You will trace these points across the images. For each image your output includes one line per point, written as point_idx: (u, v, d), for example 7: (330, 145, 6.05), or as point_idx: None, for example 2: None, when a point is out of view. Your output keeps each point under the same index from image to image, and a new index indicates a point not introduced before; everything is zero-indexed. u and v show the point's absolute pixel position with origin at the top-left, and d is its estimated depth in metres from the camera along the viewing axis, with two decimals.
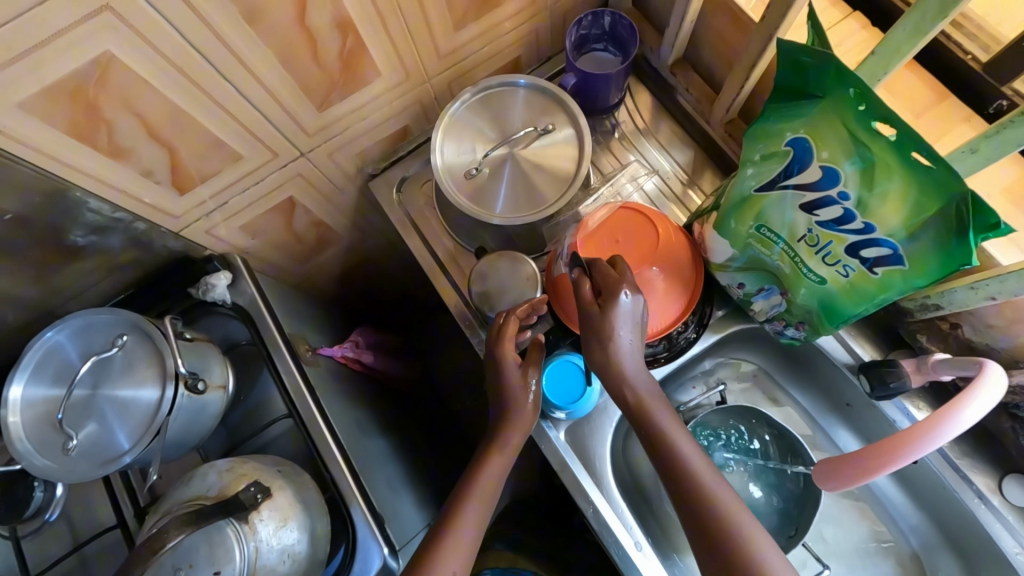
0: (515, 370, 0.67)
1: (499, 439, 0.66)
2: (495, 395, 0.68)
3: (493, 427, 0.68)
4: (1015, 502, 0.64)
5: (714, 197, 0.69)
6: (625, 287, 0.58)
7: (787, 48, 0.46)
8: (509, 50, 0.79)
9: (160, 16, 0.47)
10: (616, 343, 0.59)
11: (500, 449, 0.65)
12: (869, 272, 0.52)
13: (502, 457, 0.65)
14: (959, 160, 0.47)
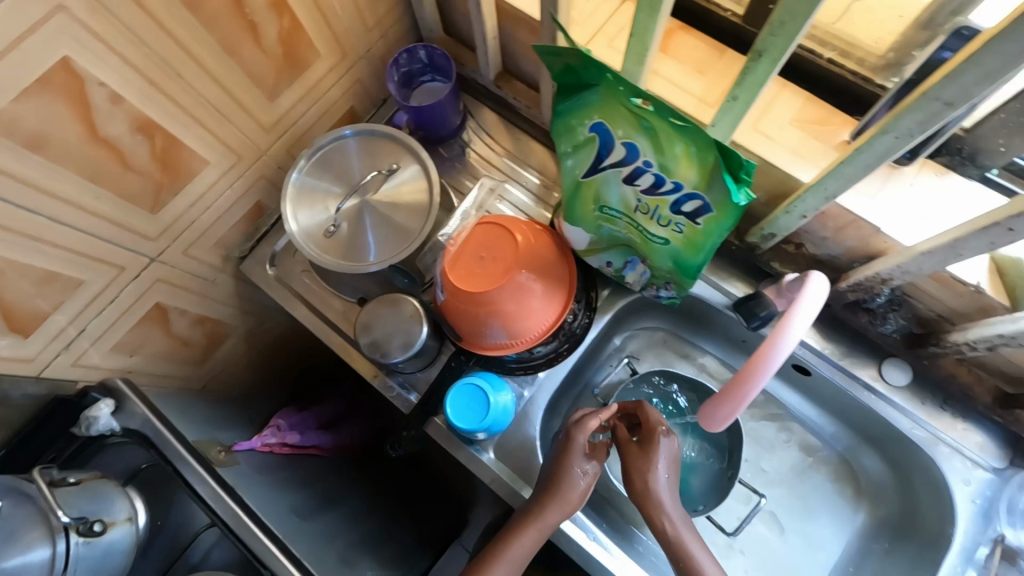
0: (583, 460, 0.68)
1: (537, 514, 0.65)
2: (549, 472, 0.68)
3: (532, 499, 0.67)
4: (896, 383, 0.70)
5: None
6: (663, 432, 0.67)
7: (551, 50, 0.49)
8: (340, 104, 0.80)
9: None
10: (653, 478, 0.66)
11: (538, 524, 0.65)
12: (695, 224, 0.56)
13: (537, 531, 0.65)
14: (729, 108, 0.51)
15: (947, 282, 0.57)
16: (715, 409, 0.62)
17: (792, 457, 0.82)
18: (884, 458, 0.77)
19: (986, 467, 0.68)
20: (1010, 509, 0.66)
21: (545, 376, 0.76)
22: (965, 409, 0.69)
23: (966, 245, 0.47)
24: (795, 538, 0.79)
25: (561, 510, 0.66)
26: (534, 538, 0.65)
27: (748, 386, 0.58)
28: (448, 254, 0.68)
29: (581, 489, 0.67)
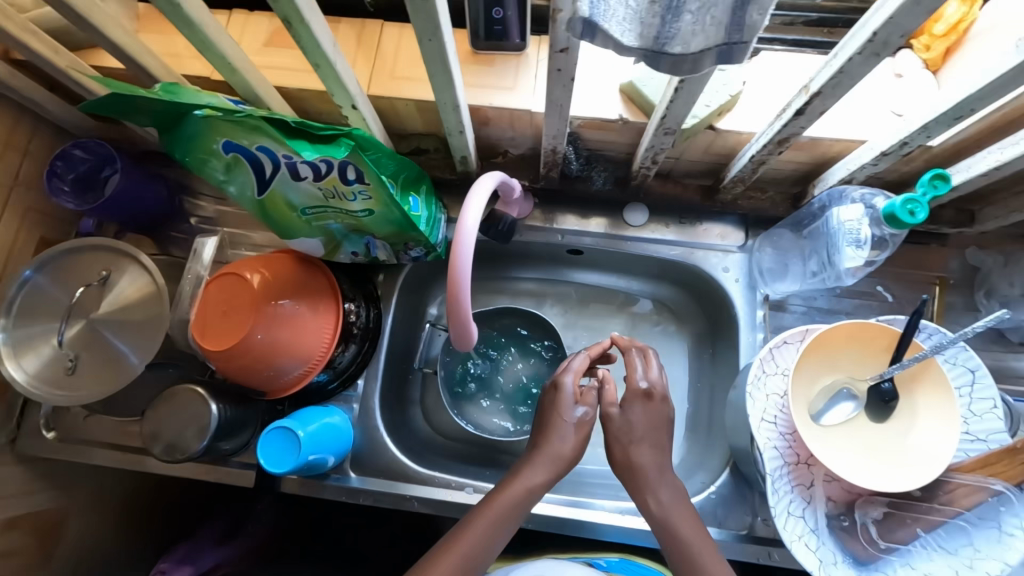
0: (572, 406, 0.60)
1: (531, 469, 0.57)
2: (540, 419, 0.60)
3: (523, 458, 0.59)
4: (638, 223, 0.79)
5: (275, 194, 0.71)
6: (645, 375, 0.61)
7: (118, 102, 0.49)
8: (23, 240, 0.74)
9: None
10: (632, 436, 0.58)
11: (530, 481, 0.56)
12: (370, 186, 0.59)
13: (523, 490, 0.56)
14: (324, 75, 0.53)
15: (602, 126, 0.65)
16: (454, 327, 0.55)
17: (618, 323, 0.90)
18: (673, 283, 0.86)
19: (734, 250, 0.78)
20: (762, 271, 0.77)
21: (366, 380, 0.78)
22: (697, 213, 0.79)
23: (557, 96, 0.52)
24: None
25: (555, 464, 0.57)
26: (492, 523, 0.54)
27: (458, 298, 0.52)
28: (193, 324, 0.66)
29: (561, 460, 0.57)
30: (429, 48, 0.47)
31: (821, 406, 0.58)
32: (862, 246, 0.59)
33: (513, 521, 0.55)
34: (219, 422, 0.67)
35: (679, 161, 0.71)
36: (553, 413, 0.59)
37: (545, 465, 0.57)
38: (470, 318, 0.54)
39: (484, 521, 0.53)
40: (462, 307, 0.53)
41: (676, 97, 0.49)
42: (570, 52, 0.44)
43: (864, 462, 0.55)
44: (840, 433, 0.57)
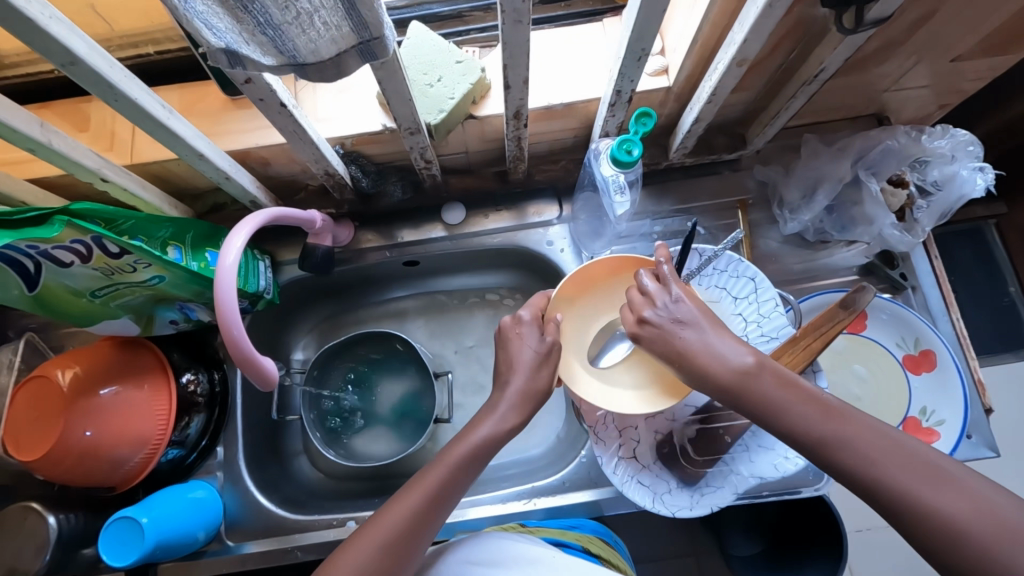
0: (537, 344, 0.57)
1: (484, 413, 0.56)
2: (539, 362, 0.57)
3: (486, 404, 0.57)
4: (456, 221, 0.81)
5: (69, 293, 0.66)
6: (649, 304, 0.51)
7: None
8: None
9: None
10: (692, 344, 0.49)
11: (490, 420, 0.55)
12: (141, 252, 0.58)
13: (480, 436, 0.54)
14: (46, 157, 0.52)
15: (375, 139, 0.67)
16: (250, 371, 0.55)
17: (479, 319, 0.92)
18: (516, 269, 0.89)
19: (554, 222, 0.81)
20: (582, 236, 0.80)
21: (226, 445, 0.76)
22: (512, 197, 0.82)
23: (286, 124, 0.53)
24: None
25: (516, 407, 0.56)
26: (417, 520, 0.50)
27: (239, 346, 0.52)
28: (5, 440, 0.63)
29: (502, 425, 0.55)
30: (122, 108, 0.47)
31: (595, 352, 0.63)
32: (621, 192, 0.61)
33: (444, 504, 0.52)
34: (59, 534, 0.64)
35: (469, 151, 0.74)
36: (518, 345, 0.57)
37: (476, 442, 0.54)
38: (262, 358, 0.55)
39: (415, 497, 0.51)
40: (250, 351, 0.53)
41: (391, 98, 0.52)
42: (256, 81, 0.46)
43: (640, 391, 0.59)
44: (617, 371, 0.61)
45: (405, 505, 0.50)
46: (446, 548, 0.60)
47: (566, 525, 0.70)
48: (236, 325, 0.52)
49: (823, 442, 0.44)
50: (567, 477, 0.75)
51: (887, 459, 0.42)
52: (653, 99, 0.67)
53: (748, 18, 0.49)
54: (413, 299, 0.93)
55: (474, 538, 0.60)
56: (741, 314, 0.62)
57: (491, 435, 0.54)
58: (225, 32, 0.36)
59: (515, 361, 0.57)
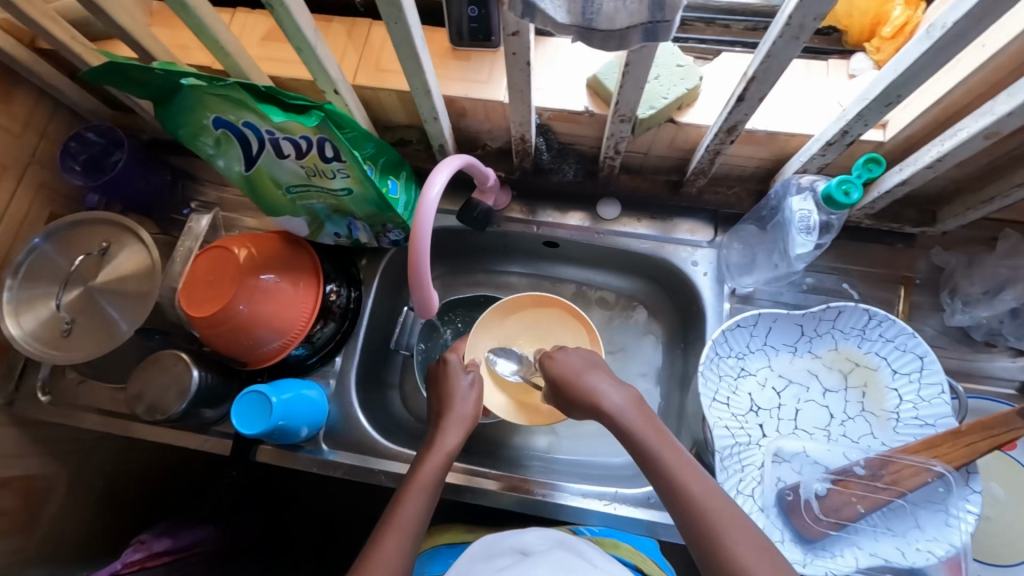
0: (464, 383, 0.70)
1: (433, 441, 0.66)
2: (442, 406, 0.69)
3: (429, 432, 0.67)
4: (610, 217, 0.82)
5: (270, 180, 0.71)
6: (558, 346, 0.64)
7: (118, 75, 0.54)
8: (35, 213, 0.80)
9: None
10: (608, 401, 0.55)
11: (435, 447, 0.65)
12: (347, 163, 0.63)
13: (439, 450, 0.64)
14: (306, 59, 0.58)
15: (571, 118, 0.69)
16: (417, 296, 0.58)
17: (594, 318, 0.92)
18: (648, 279, 0.88)
19: (703, 245, 0.80)
20: (730, 267, 0.79)
21: (344, 359, 0.81)
22: (668, 209, 0.82)
23: (518, 81, 0.56)
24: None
25: (458, 428, 0.67)
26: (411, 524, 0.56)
27: (418, 267, 0.56)
28: (181, 293, 0.70)
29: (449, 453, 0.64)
30: (395, 33, 0.52)
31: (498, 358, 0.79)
32: (811, 232, 0.62)
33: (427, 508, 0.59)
34: (199, 387, 0.70)
35: (647, 155, 0.75)
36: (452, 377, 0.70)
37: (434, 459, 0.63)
38: (432, 287, 0.58)
39: (414, 495, 0.59)
40: (423, 276, 0.56)
41: (625, 82, 0.53)
42: (522, 35, 0.49)
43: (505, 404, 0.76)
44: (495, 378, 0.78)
45: (411, 503, 0.58)
46: (498, 538, 0.68)
47: (620, 539, 0.71)
48: (422, 250, 0.55)
49: (707, 516, 0.46)
50: (650, 494, 0.74)
51: (731, 516, 0.46)
52: (859, 151, 0.65)
53: (1021, 90, 0.47)
54: (537, 279, 0.95)
55: (520, 531, 0.69)
56: (898, 391, 0.58)
57: (440, 463, 0.63)
58: None
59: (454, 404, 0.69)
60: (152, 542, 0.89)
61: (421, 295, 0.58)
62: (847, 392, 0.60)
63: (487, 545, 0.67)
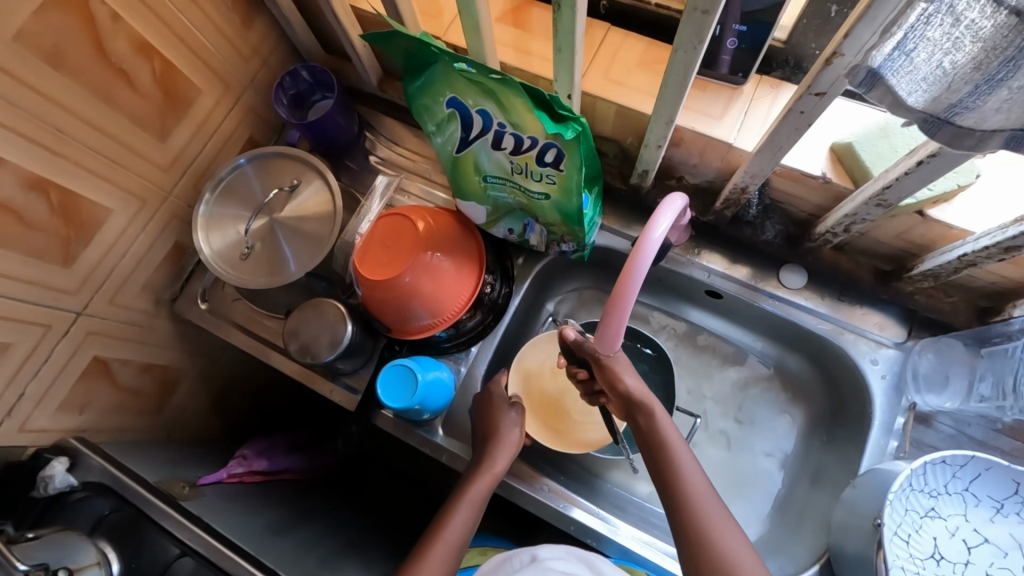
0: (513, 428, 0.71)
1: (487, 461, 0.69)
2: (489, 419, 0.73)
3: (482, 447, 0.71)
4: (793, 286, 0.75)
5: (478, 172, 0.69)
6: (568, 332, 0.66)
7: (386, 39, 0.54)
8: (238, 133, 0.84)
9: None
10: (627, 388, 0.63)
11: (488, 469, 0.68)
12: (560, 172, 0.61)
13: (488, 474, 0.68)
14: (559, 59, 0.56)
15: (799, 179, 0.63)
16: (603, 328, 0.56)
17: (731, 378, 0.86)
18: (806, 359, 0.81)
19: (889, 345, 0.72)
20: (916, 376, 0.70)
21: (478, 351, 0.81)
22: (859, 295, 0.74)
23: (780, 136, 0.51)
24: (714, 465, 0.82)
25: (508, 449, 0.70)
26: (454, 540, 0.63)
27: (624, 297, 0.54)
28: (356, 250, 0.72)
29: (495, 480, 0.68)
30: (678, 60, 0.48)
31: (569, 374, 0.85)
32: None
33: (469, 527, 0.65)
34: (349, 342, 0.72)
35: (862, 236, 0.68)
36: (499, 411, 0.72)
37: (484, 483, 0.67)
38: (624, 321, 0.55)
39: (460, 513, 0.65)
40: (624, 307, 0.54)
41: (915, 169, 0.47)
42: (824, 97, 0.44)
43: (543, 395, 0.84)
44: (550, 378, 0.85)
45: (458, 518, 0.65)
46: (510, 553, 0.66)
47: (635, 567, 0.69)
48: (633, 282, 0.53)
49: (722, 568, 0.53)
50: None
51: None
52: None
53: None
54: (683, 325, 0.89)
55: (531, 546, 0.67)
56: None
57: (485, 489, 0.67)
58: (916, 58, 0.34)
59: (502, 431, 0.71)
60: (252, 460, 0.94)
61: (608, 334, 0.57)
62: None
63: (497, 567, 0.65)
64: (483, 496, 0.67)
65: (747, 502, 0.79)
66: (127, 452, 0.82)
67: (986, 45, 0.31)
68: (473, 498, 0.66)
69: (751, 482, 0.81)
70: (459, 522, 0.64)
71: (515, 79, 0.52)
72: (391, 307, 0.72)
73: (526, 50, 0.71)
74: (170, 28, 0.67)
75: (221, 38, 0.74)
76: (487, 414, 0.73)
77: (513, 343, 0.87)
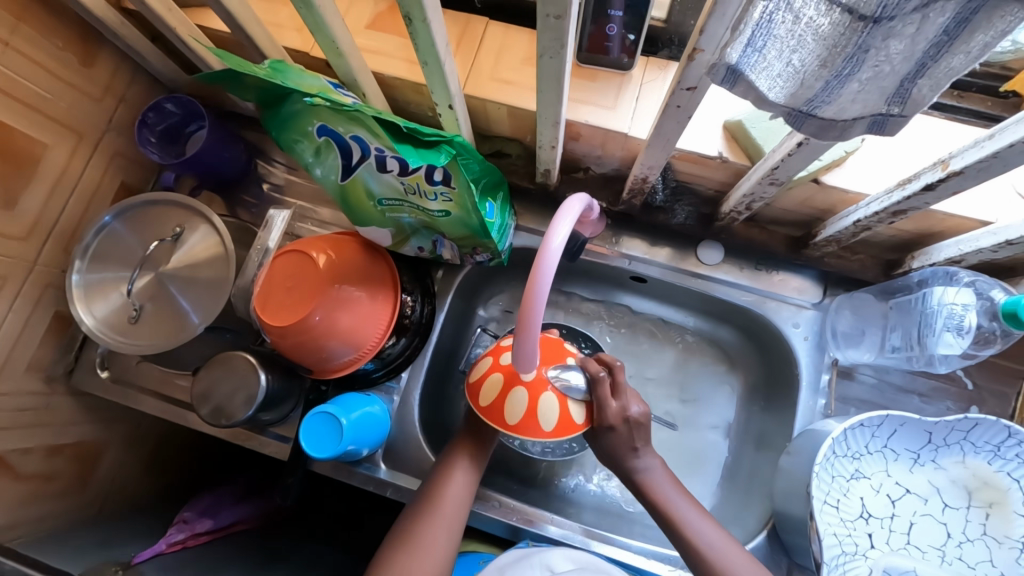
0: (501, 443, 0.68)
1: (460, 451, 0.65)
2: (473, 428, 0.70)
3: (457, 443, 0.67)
4: (712, 262, 0.75)
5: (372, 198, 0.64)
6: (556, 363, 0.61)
7: (229, 76, 0.48)
8: (107, 182, 0.76)
9: None
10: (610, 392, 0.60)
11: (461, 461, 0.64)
12: (454, 189, 0.57)
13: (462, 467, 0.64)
14: (429, 73, 0.52)
15: (698, 160, 0.62)
16: (517, 347, 0.53)
17: (668, 357, 0.87)
18: (735, 328, 0.82)
19: (808, 306, 0.73)
20: (835, 334, 0.72)
21: (410, 375, 0.78)
22: (775, 262, 0.75)
23: (666, 129, 0.49)
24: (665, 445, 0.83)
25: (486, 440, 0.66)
26: (447, 521, 0.59)
27: (531, 315, 0.50)
28: (256, 297, 0.66)
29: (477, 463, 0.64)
30: (549, 65, 0.45)
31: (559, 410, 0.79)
32: (963, 334, 0.62)
33: (461, 507, 0.61)
34: (266, 394, 0.67)
35: (768, 206, 0.68)
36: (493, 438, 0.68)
37: (464, 462, 0.64)
38: (537, 339, 0.53)
39: (439, 509, 0.60)
40: (535, 319, 0.51)
41: (797, 151, 0.47)
42: (697, 91, 0.42)
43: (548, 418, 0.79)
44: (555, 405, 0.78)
45: (447, 501, 0.61)
46: (525, 550, 0.66)
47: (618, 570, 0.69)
48: (537, 297, 0.50)
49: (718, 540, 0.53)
50: None
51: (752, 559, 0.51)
52: None
53: None
54: (615, 310, 0.88)
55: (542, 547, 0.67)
56: None
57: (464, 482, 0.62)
58: (768, 55, 0.32)
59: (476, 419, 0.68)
60: (193, 523, 0.89)
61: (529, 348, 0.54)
62: (970, 510, 0.55)
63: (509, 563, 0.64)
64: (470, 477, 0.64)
65: (698, 476, 0.81)
66: (50, 544, 0.76)
67: (826, 42, 0.30)
68: (457, 481, 0.62)
69: (699, 456, 0.82)
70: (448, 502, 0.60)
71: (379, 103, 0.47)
72: (306, 350, 0.67)
73: (405, 57, 0.66)
74: None
75: (60, 82, 0.66)
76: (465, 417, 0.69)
77: (447, 359, 0.84)
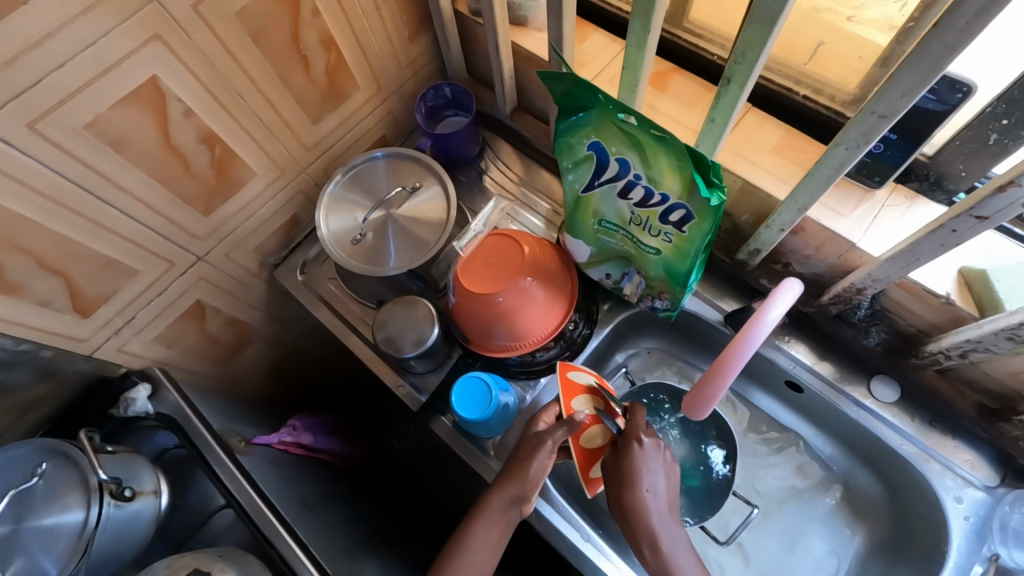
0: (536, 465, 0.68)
1: (488, 505, 0.69)
2: (518, 464, 0.69)
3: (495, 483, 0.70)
4: (883, 400, 0.73)
5: (594, 217, 0.70)
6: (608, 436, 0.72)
7: (555, 81, 0.57)
8: (374, 131, 0.90)
9: (58, 174, 0.57)
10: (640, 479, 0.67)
11: (488, 514, 0.68)
12: (681, 232, 0.62)
13: (499, 525, 0.68)
14: (708, 129, 0.58)
15: (919, 294, 0.62)
16: (700, 391, 0.57)
17: (791, 477, 0.83)
18: (880, 480, 0.78)
19: (978, 486, 0.68)
20: (1004, 528, 0.66)
21: (546, 382, 0.81)
22: (954, 426, 0.70)
23: (920, 248, 0.51)
24: (763, 565, 0.79)
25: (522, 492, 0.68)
26: (481, 559, 0.67)
27: (727, 368, 0.55)
28: (460, 261, 0.75)
29: (507, 526, 0.68)
30: (838, 156, 0.50)
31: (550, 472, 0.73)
32: None
33: (493, 545, 0.68)
34: (432, 344, 0.75)
35: (973, 367, 0.66)
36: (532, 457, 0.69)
37: (494, 523, 0.68)
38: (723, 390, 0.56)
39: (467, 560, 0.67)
40: (726, 372, 0.55)
41: None
42: (984, 222, 0.45)
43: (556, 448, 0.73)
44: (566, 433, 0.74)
45: (483, 529, 0.68)
46: None
47: None
48: (738, 356, 0.54)
49: None
50: None
51: None
52: None
53: None
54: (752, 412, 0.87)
55: None
56: None
57: (491, 539, 0.68)
58: None
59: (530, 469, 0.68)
60: (300, 433, 0.97)
61: (706, 393, 0.57)
62: None
63: None
64: (498, 535, 0.68)
65: None
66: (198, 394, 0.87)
67: None
68: (480, 546, 0.67)
69: None
70: (471, 563, 0.67)
71: (667, 137, 0.54)
72: (480, 321, 0.74)
73: (665, 112, 0.74)
74: (353, 30, 0.74)
75: (388, 45, 0.81)
76: (524, 444, 0.71)
77: None
